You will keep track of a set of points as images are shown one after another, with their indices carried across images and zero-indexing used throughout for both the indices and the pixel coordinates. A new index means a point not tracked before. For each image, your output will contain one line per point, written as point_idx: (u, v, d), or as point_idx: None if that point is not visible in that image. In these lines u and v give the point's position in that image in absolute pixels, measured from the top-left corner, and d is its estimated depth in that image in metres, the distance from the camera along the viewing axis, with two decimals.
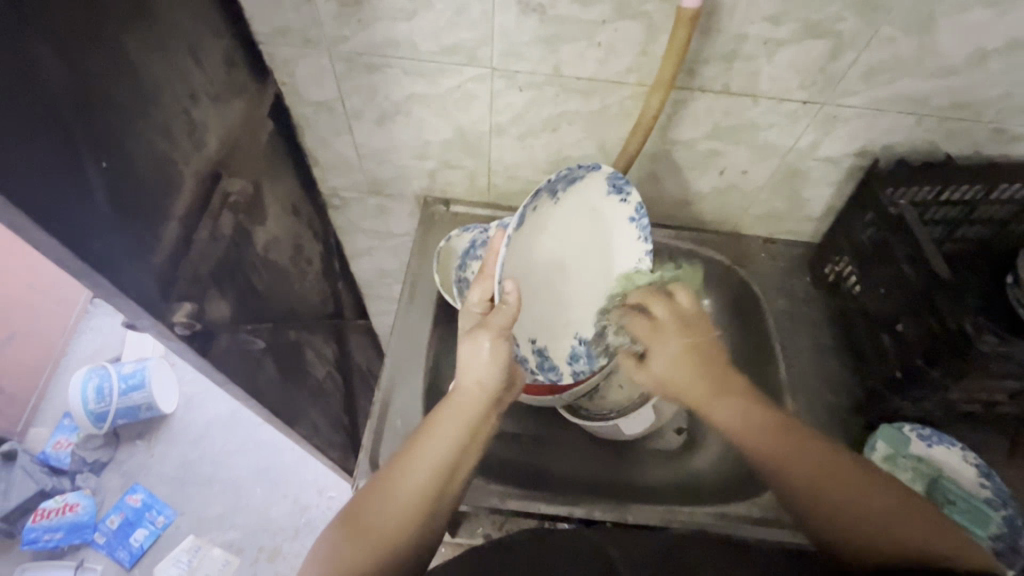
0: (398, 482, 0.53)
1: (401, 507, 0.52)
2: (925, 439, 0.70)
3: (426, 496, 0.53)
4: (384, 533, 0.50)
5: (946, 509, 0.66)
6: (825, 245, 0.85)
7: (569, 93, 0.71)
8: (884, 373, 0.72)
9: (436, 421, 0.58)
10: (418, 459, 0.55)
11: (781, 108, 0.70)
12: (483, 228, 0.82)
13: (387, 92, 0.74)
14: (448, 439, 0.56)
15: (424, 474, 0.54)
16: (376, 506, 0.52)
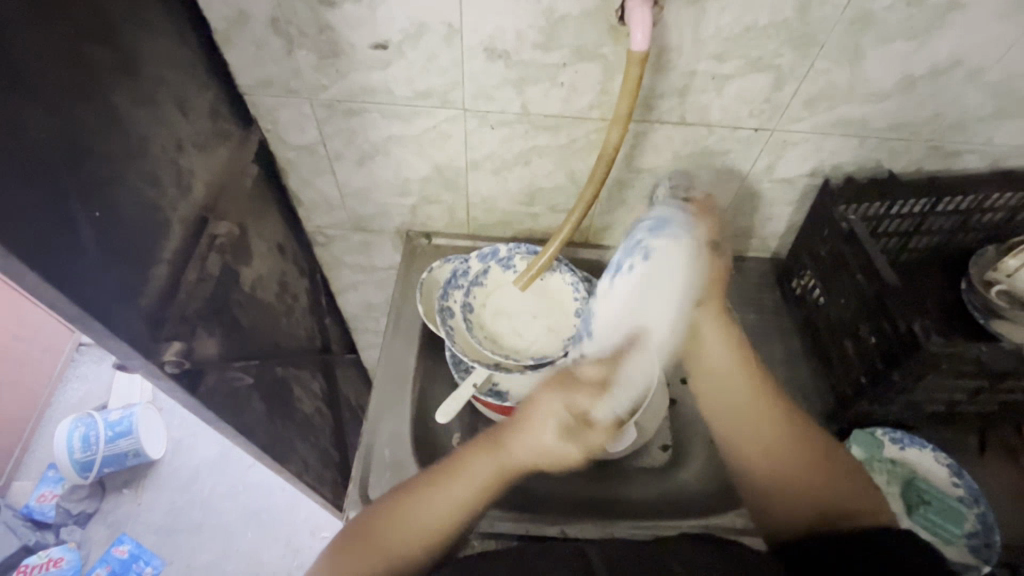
0: (408, 516, 0.57)
1: (420, 533, 0.57)
2: (898, 442, 0.73)
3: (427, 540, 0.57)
4: (389, 558, 0.55)
5: (921, 511, 0.68)
6: (791, 260, 0.89)
7: (537, 129, 0.76)
8: (854, 381, 0.74)
9: (463, 465, 0.61)
10: (437, 501, 0.59)
11: (735, 135, 0.75)
12: (463, 259, 0.83)
13: (366, 134, 0.78)
14: (470, 489, 0.60)
15: (433, 518, 0.58)
16: (386, 530, 0.57)
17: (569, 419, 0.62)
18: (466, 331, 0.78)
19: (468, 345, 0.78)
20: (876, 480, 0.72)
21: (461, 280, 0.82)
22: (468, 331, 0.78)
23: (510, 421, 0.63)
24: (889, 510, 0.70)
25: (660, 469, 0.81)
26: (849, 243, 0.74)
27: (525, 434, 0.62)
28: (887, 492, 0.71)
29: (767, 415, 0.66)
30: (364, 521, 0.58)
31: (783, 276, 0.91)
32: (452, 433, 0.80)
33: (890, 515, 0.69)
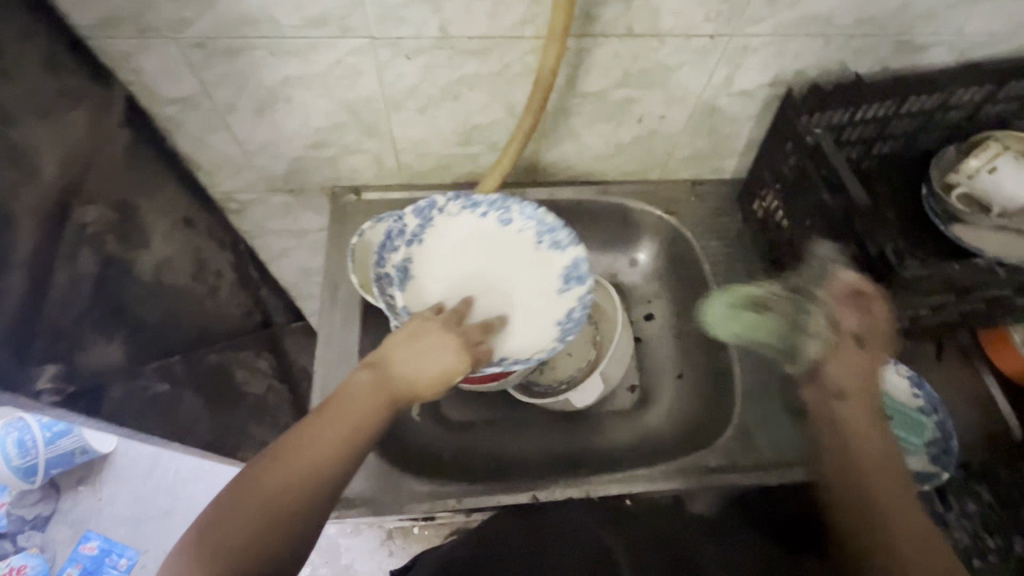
0: (285, 466, 0.46)
1: (303, 469, 0.47)
2: None
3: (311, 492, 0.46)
4: (271, 511, 0.44)
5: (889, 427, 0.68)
6: (752, 180, 0.83)
7: (463, 55, 0.64)
8: (820, 305, 0.72)
9: (346, 401, 0.51)
10: (317, 444, 0.48)
11: (689, 45, 0.66)
12: (397, 216, 0.70)
13: (259, 78, 0.65)
14: (354, 424, 0.50)
15: (313, 468, 0.47)
16: (259, 491, 0.45)
17: (448, 346, 0.56)
18: (409, 298, 0.69)
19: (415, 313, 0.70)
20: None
21: (398, 242, 0.70)
22: (412, 298, 0.69)
23: (390, 346, 0.55)
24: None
25: (630, 412, 0.82)
26: (811, 163, 0.69)
27: (411, 358, 0.54)
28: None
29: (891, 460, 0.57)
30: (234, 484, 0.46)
31: (744, 199, 0.86)
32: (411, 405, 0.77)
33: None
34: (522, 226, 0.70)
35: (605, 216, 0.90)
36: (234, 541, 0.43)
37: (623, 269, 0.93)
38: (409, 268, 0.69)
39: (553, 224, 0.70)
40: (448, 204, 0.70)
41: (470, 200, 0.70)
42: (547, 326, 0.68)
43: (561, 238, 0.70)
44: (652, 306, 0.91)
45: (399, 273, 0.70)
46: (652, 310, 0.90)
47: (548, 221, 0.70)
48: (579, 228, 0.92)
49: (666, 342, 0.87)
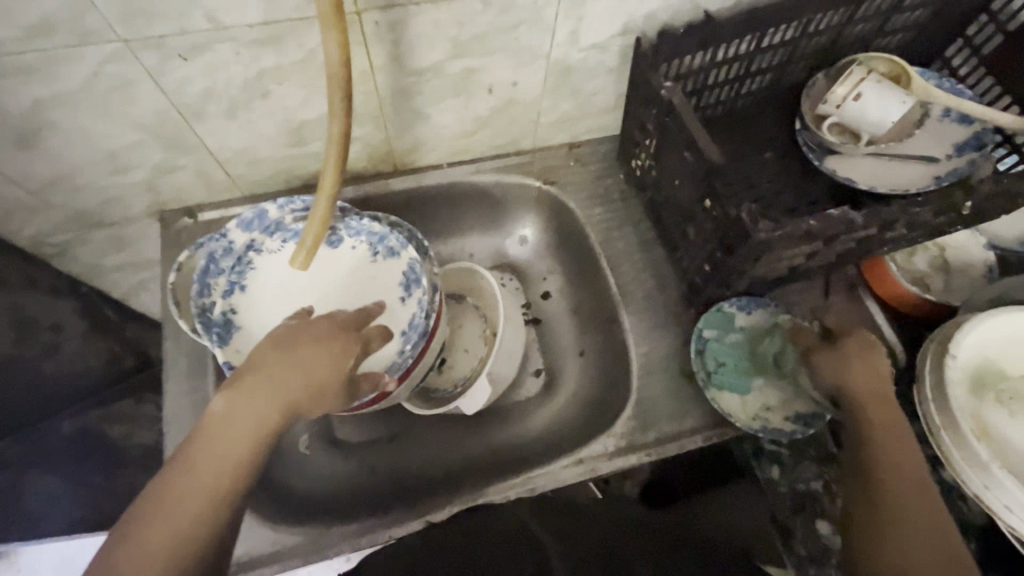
0: (155, 524, 0.40)
1: (196, 506, 0.41)
2: (744, 311, 0.72)
3: (187, 548, 0.40)
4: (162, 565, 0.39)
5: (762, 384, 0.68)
6: (626, 137, 0.78)
7: (253, 46, 0.53)
8: (700, 267, 0.69)
9: (219, 436, 0.44)
10: (190, 494, 0.41)
11: (516, 2, 0.58)
12: (221, 234, 0.63)
13: (0, 105, 0.52)
14: (233, 459, 0.43)
15: (188, 518, 0.40)
16: (120, 568, 0.38)
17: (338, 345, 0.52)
18: (234, 325, 0.61)
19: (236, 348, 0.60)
20: (716, 360, 0.69)
21: (224, 262, 0.62)
22: (237, 324, 0.61)
23: (265, 357, 0.48)
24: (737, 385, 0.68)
25: (535, 401, 0.79)
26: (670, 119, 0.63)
27: (297, 362, 0.49)
28: (732, 367, 0.69)
29: None
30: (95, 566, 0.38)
31: (623, 157, 0.81)
32: (299, 436, 0.72)
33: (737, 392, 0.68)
34: (352, 245, 0.64)
35: (484, 197, 0.83)
36: None
37: (513, 249, 0.87)
38: (234, 288, 0.61)
39: (382, 231, 0.63)
40: (264, 240, 0.62)
41: (288, 232, 0.62)
42: (390, 341, 0.62)
43: (394, 247, 0.64)
44: (548, 282, 0.86)
45: (217, 317, 0.60)
46: (548, 288, 0.86)
47: (377, 232, 0.64)
48: (459, 212, 0.85)
49: (566, 322, 0.84)
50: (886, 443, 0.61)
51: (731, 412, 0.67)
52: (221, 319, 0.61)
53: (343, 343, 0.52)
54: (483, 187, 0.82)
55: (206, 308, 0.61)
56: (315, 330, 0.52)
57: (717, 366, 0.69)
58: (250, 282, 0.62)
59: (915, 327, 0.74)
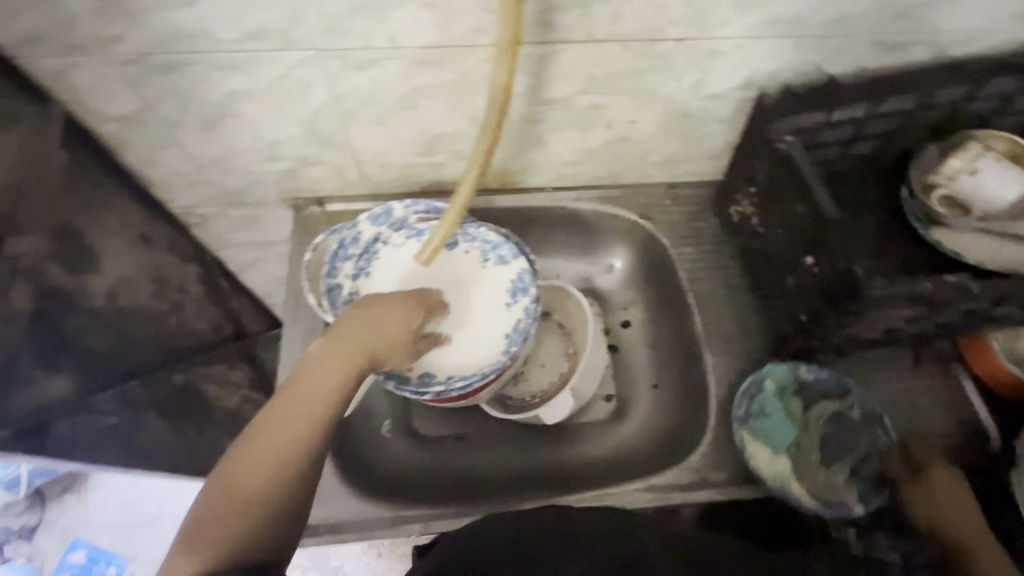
0: (251, 453, 0.46)
1: (287, 437, 0.47)
2: (817, 375, 0.72)
3: (282, 471, 0.46)
4: (264, 485, 0.45)
5: (792, 445, 0.69)
6: (729, 183, 0.81)
7: (416, 65, 0.60)
8: (793, 317, 0.70)
9: (304, 381, 0.50)
10: (282, 427, 0.47)
11: (653, 49, 0.62)
12: (352, 223, 0.70)
13: (202, 93, 0.61)
14: (315, 398, 0.49)
15: (278, 447, 0.47)
16: (224, 494, 0.45)
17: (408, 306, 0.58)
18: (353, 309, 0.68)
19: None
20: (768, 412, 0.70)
21: (352, 249, 0.69)
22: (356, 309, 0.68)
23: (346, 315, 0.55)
24: (778, 443, 0.69)
25: (605, 425, 0.81)
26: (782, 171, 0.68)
27: (372, 318, 0.55)
28: (779, 424, 0.70)
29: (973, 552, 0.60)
30: (210, 490, 0.46)
31: (721, 201, 0.84)
32: (381, 422, 0.77)
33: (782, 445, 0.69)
34: (467, 249, 0.70)
35: (581, 222, 0.88)
36: (231, 519, 0.44)
37: (599, 276, 0.91)
38: (359, 275, 0.69)
39: (496, 240, 0.69)
40: (391, 235, 0.70)
41: (413, 230, 0.70)
42: (491, 341, 0.67)
43: (506, 256, 0.69)
44: (630, 312, 0.89)
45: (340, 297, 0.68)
46: (629, 317, 0.88)
47: (493, 240, 0.70)
48: (553, 234, 0.89)
49: (643, 353, 0.86)
50: (958, 498, 0.63)
51: (760, 466, 0.67)
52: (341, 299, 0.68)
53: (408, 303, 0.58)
54: (582, 214, 0.87)
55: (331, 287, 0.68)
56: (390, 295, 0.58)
57: (765, 413, 0.70)
58: (372, 271, 0.69)
59: (1007, 408, 0.73)
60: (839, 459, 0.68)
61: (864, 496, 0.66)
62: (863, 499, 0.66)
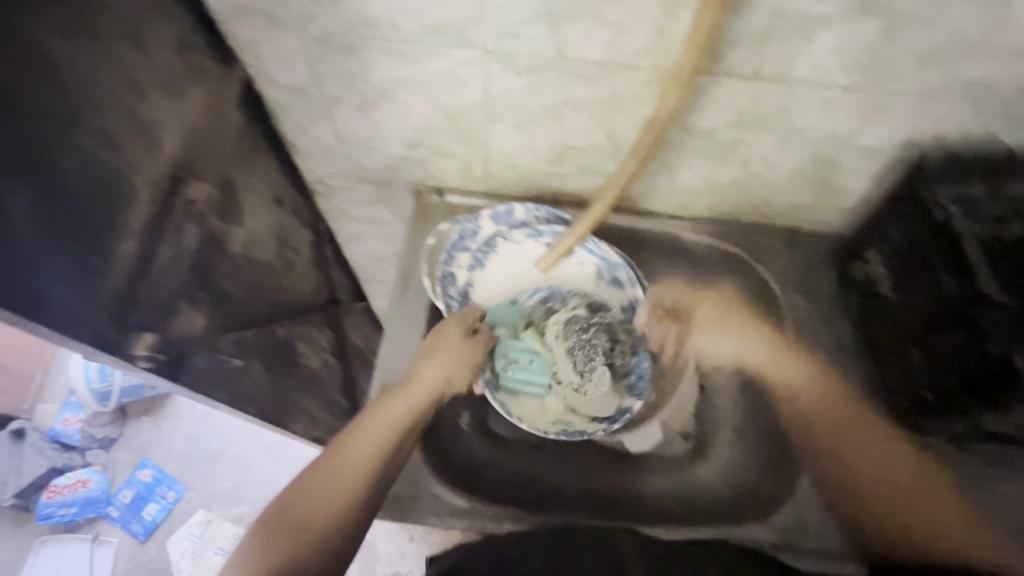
0: (322, 472, 0.59)
1: (353, 462, 0.60)
2: (543, 297, 0.76)
3: (342, 485, 0.59)
4: (327, 496, 0.58)
5: (512, 368, 0.73)
6: (860, 238, 0.77)
7: (573, 77, 0.61)
8: (915, 393, 0.68)
9: (365, 424, 0.63)
10: (347, 457, 0.60)
11: (817, 94, 0.60)
12: (474, 217, 0.77)
13: (369, 76, 0.65)
14: (378, 433, 0.63)
15: (340, 477, 0.59)
16: (299, 495, 0.58)
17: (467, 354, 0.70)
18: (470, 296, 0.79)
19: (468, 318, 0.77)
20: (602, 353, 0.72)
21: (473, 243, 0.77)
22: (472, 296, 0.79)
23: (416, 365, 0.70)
24: (539, 380, 0.72)
25: (679, 461, 0.79)
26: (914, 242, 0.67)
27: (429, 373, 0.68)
28: (528, 362, 0.73)
29: (893, 465, 0.66)
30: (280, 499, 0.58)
31: (843, 258, 0.80)
32: (459, 413, 0.78)
33: (602, 398, 0.71)
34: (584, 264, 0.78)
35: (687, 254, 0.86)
36: (299, 516, 0.56)
37: None
38: (477, 266, 0.78)
39: (617, 262, 0.77)
40: (513, 235, 0.77)
41: (534, 231, 0.76)
42: None
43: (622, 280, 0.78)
44: None
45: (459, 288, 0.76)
46: None
47: (615, 260, 0.77)
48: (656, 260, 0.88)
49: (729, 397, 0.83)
50: (892, 448, 0.68)
51: (528, 415, 0.72)
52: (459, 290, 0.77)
53: (450, 338, 0.70)
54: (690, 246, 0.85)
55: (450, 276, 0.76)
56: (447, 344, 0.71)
57: (511, 338, 0.74)
58: (488, 264, 0.78)
59: None
60: (585, 368, 0.71)
61: (634, 389, 0.73)
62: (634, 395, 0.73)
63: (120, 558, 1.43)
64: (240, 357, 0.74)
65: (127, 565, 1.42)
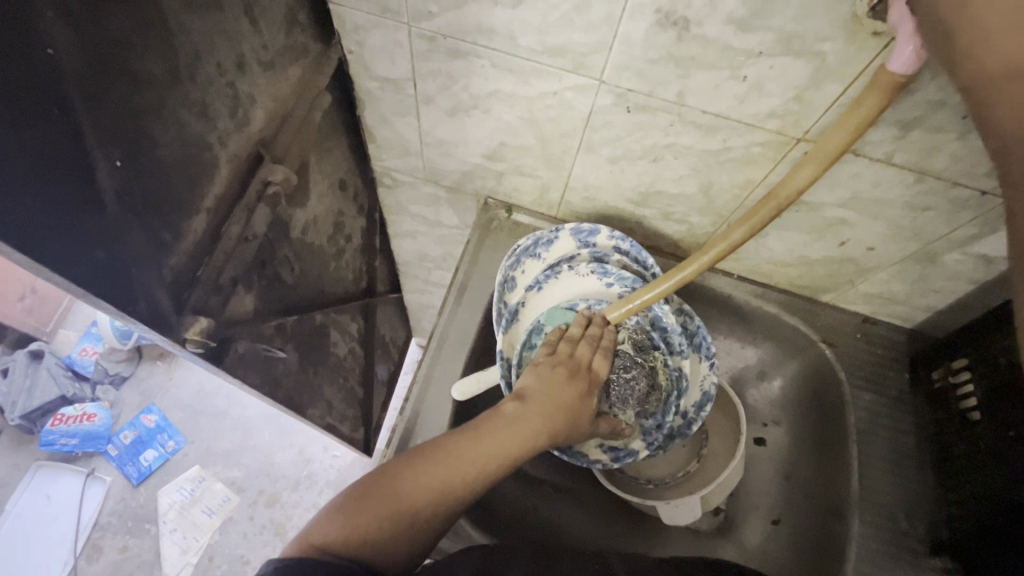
0: (431, 465, 0.46)
1: (467, 465, 0.47)
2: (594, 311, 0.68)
3: (447, 488, 0.46)
4: (439, 486, 0.45)
5: None
6: (944, 342, 0.70)
7: (686, 125, 0.57)
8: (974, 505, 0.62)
9: (489, 430, 0.50)
10: (480, 443, 0.49)
11: (948, 192, 0.55)
12: (554, 228, 0.72)
13: (469, 83, 0.61)
14: (506, 443, 0.50)
15: (443, 477, 0.46)
16: (403, 478, 0.45)
17: (596, 363, 0.61)
18: (516, 319, 0.70)
19: (511, 341, 0.68)
20: (639, 397, 0.67)
21: (543, 257, 0.72)
22: (519, 319, 0.70)
23: (561, 354, 0.60)
24: None
25: (704, 538, 0.75)
26: (997, 373, 0.61)
27: (567, 376, 0.58)
28: None
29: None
30: (370, 481, 0.45)
31: (923, 359, 0.73)
32: None
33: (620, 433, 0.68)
34: (653, 318, 0.69)
35: (753, 320, 0.81)
36: (395, 503, 0.43)
37: (748, 380, 0.84)
38: (534, 287, 0.71)
39: (692, 329, 0.70)
40: (581, 263, 0.71)
41: (602, 267, 0.70)
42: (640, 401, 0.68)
43: (698, 343, 0.70)
44: (769, 431, 0.81)
45: (508, 308, 0.70)
46: (766, 435, 0.81)
47: (700, 327, 0.70)
48: (716, 320, 0.83)
49: (770, 478, 0.78)
50: None
51: None
52: (508, 307, 0.70)
53: (580, 354, 0.60)
54: (759, 312, 0.80)
55: (507, 282, 0.71)
56: (582, 343, 0.61)
57: None
58: (547, 288, 0.71)
59: None
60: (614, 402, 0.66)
61: (648, 435, 0.68)
62: (647, 440, 0.68)
63: (109, 498, 1.42)
64: (278, 342, 0.71)
65: (115, 507, 1.42)
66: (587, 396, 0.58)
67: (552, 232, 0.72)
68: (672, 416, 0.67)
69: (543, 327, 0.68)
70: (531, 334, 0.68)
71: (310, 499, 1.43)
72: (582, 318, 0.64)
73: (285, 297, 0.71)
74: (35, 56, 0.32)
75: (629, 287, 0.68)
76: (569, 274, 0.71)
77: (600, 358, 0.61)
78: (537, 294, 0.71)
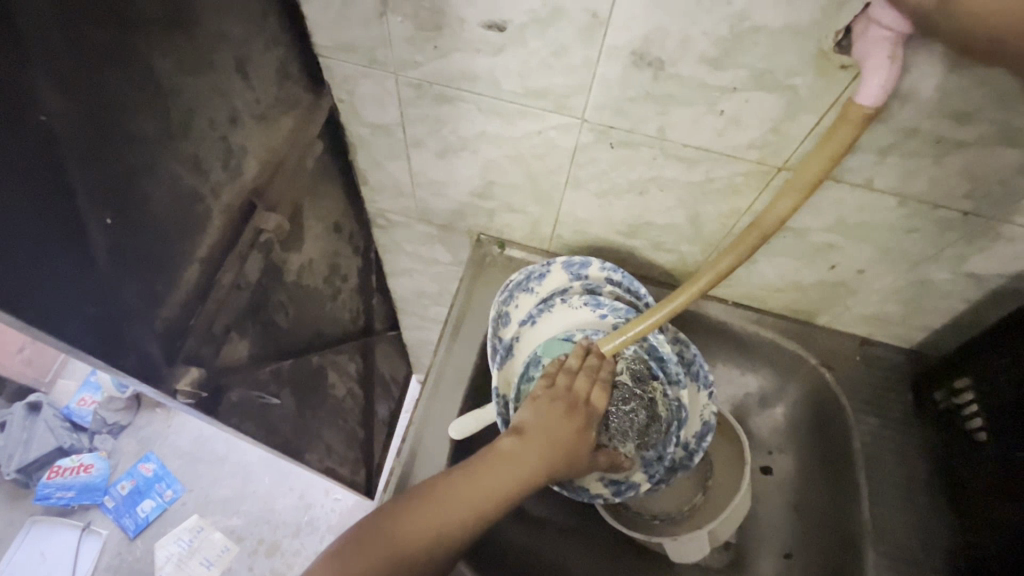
0: (428, 507, 0.45)
1: (464, 506, 0.46)
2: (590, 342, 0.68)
3: (444, 530, 0.45)
4: (435, 528, 0.44)
5: None
6: (943, 362, 0.69)
7: (669, 158, 0.58)
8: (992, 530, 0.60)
9: (486, 469, 0.50)
10: (477, 483, 0.48)
11: (931, 214, 0.56)
12: (545, 262, 0.73)
13: (457, 126, 0.63)
14: (503, 482, 0.49)
15: (439, 519, 0.45)
16: (399, 521, 0.44)
17: (594, 395, 0.60)
18: (512, 354, 0.70)
19: (507, 376, 0.67)
20: (639, 429, 0.67)
21: (535, 291, 0.72)
22: (514, 354, 0.70)
23: (559, 388, 0.59)
24: None
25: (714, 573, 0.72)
26: (1002, 392, 0.60)
27: (565, 410, 0.57)
28: None
29: None
30: (367, 524, 0.44)
31: (924, 381, 0.72)
32: None
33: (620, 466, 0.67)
34: (649, 348, 0.69)
35: (750, 346, 0.81)
36: (390, 548, 0.42)
37: (750, 407, 0.83)
38: (527, 322, 0.71)
39: (690, 358, 0.69)
40: (574, 296, 0.71)
41: (595, 298, 0.70)
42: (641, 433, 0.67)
43: (696, 372, 0.69)
44: (774, 458, 0.80)
45: (502, 342, 0.70)
46: (771, 463, 0.79)
47: (698, 356, 0.69)
48: (714, 347, 0.83)
49: (778, 509, 0.76)
50: None
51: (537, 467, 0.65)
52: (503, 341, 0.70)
53: (578, 388, 0.59)
54: (756, 338, 0.80)
55: (501, 317, 0.71)
56: (580, 375, 0.60)
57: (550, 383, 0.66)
58: (540, 323, 0.71)
59: None
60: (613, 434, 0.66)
61: (648, 466, 0.66)
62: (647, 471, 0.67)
63: (105, 552, 1.39)
64: (273, 386, 0.71)
65: (110, 561, 1.37)
66: (585, 431, 0.57)
67: (543, 266, 0.73)
68: (672, 447, 0.67)
69: (540, 360, 0.68)
70: (528, 368, 0.68)
71: (311, 546, 1.39)
72: (580, 349, 0.63)
73: (281, 341, 0.71)
74: (30, 128, 0.34)
75: (622, 318, 0.68)
76: (563, 307, 0.71)
77: (597, 390, 0.60)
78: (532, 328, 0.71)
